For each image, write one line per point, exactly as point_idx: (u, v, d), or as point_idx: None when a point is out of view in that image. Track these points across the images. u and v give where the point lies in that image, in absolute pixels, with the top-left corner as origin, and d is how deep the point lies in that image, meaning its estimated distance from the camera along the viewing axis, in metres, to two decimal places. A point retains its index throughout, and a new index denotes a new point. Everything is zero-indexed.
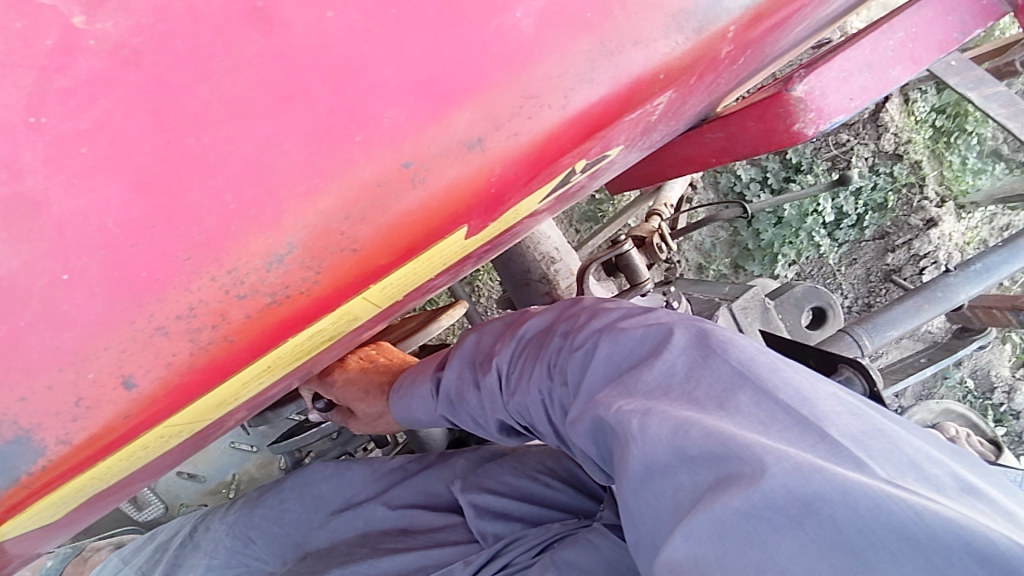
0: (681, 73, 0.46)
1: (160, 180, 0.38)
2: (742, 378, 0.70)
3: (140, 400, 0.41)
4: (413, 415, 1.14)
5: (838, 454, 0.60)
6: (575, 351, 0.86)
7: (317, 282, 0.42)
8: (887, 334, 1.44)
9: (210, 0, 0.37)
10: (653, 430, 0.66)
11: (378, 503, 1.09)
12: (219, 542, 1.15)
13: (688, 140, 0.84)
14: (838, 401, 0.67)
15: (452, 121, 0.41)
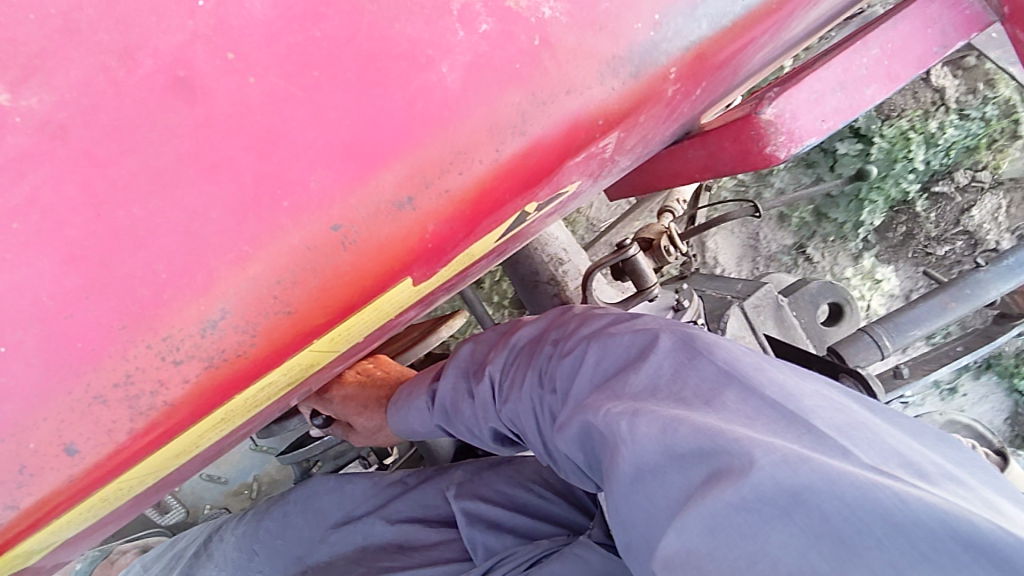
0: (622, 117, 0.45)
1: (92, 252, 0.39)
2: (728, 377, 0.69)
3: (84, 465, 0.42)
4: (411, 428, 1.15)
5: (822, 443, 0.59)
6: (565, 357, 0.86)
7: (253, 343, 0.43)
8: (911, 334, 1.38)
9: (132, 71, 0.36)
10: (642, 431, 0.64)
11: (378, 518, 1.10)
12: (228, 554, 1.19)
13: (672, 154, 0.82)
14: (823, 397, 0.67)
15: (378, 181, 0.41)
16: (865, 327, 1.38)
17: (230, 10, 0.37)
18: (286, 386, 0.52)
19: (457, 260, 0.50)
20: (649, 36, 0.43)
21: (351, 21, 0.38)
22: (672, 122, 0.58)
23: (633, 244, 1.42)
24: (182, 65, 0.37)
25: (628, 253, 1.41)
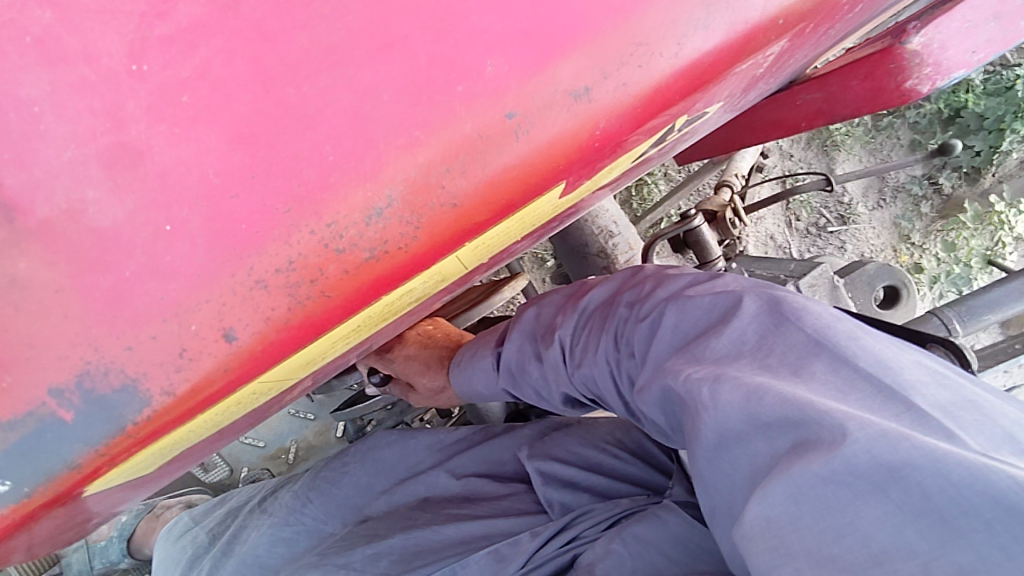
0: (799, 20, 0.44)
1: (260, 131, 0.38)
2: (819, 346, 0.60)
3: (240, 353, 0.41)
4: (474, 390, 1.11)
5: (924, 426, 0.51)
6: (640, 322, 0.79)
7: (415, 238, 0.41)
8: (984, 317, 1.33)
9: None
10: (725, 398, 0.57)
11: (442, 470, 1.09)
12: (286, 507, 1.17)
13: (775, 102, 0.78)
14: (926, 369, 0.58)
15: (556, 71, 0.39)
16: (935, 308, 1.34)
17: None
18: (420, 298, 0.51)
19: (602, 175, 0.49)
20: None
21: None
22: (813, 50, 0.55)
23: (698, 214, 1.39)
24: None
25: (692, 224, 1.38)
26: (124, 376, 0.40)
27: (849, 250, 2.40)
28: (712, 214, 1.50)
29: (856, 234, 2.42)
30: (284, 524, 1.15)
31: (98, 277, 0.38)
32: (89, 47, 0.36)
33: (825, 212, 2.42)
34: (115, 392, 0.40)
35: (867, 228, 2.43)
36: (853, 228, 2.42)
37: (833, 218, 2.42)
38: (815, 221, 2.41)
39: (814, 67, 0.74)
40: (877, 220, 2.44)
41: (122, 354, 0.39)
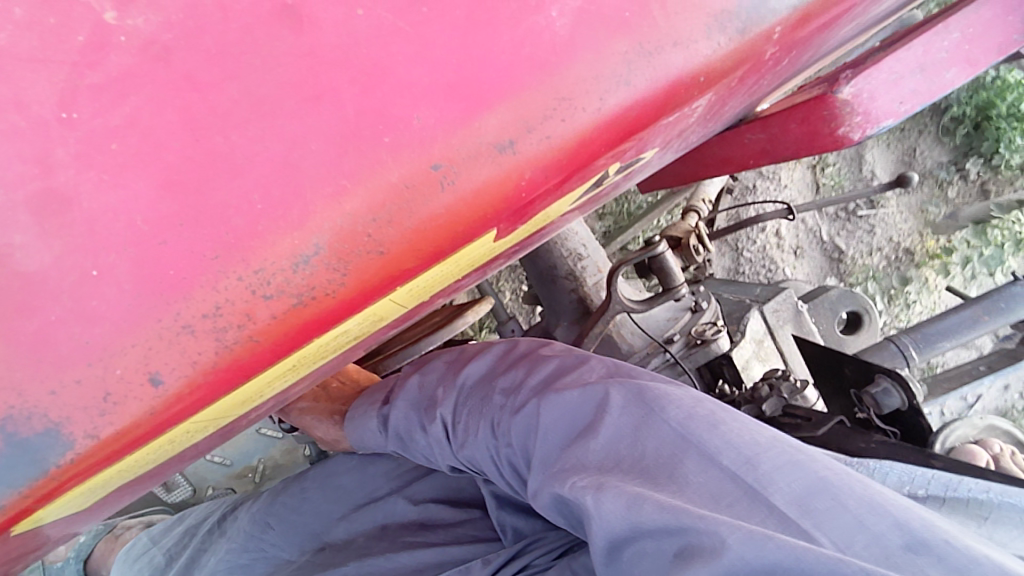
0: (722, 76, 0.45)
1: (189, 179, 0.39)
2: (685, 443, 0.67)
3: (167, 398, 0.41)
4: (366, 445, 1.10)
5: (784, 526, 0.57)
6: (517, 413, 0.82)
7: (343, 284, 0.42)
8: (938, 346, 1.37)
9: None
10: (608, 506, 0.62)
11: (400, 497, 1.07)
12: (242, 530, 1.19)
13: (724, 139, 0.80)
14: (779, 452, 0.64)
15: (481, 124, 0.40)
16: (892, 336, 1.37)
17: None
18: (355, 338, 0.52)
19: (536, 219, 0.50)
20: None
21: None
22: (748, 98, 0.57)
23: (663, 241, 1.42)
24: None
25: (656, 249, 1.40)
26: (47, 420, 0.40)
27: (878, 234, 2.32)
28: (677, 239, 1.54)
29: (887, 219, 2.33)
30: (241, 550, 1.17)
31: (21, 322, 0.38)
32: (21, 95, 0.36)
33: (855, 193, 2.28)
34: (38, 435, 0.40)
35: (897, 213, 2.34)
36: (882, 213, 2.32)
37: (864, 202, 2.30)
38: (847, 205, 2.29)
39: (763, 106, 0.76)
40: (905, 206, 2.35)
41: (46, 399, 0.39)
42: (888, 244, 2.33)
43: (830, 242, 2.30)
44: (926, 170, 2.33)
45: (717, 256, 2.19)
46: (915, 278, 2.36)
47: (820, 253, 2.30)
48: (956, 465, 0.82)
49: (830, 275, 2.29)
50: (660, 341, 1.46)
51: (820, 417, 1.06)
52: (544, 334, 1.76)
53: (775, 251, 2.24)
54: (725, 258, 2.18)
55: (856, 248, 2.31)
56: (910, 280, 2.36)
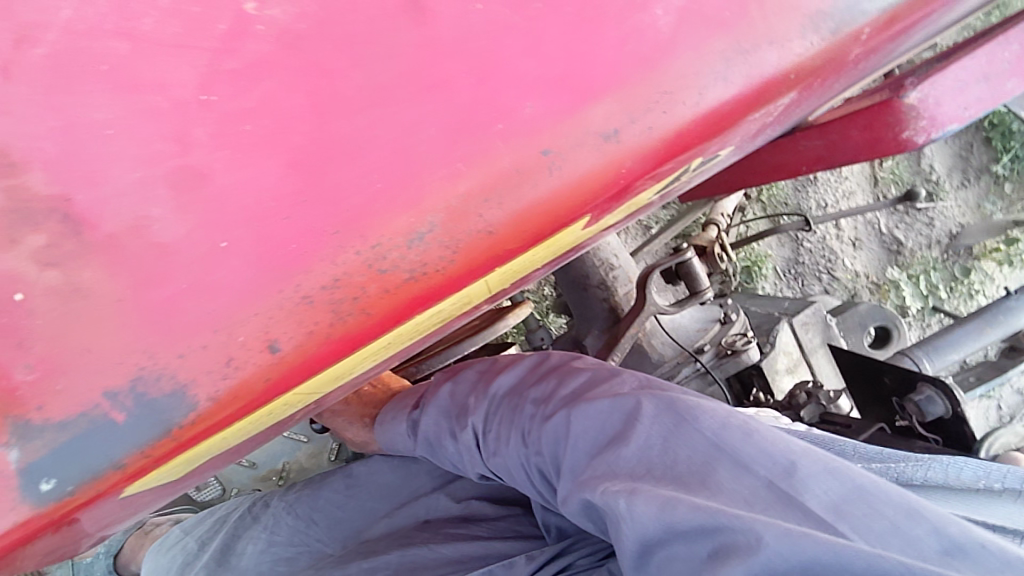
0: (810, 75, 0.47)
1: (313, 159, 0.41)
2: (719, 450, 0.68)
3: (280, 366, 0.44)
4: (396, 448, 1.10)
5: (822, 529, 0.58)
6: (547, 421, 0.83)
7: (452, 261, 0.44)
8: (949, 357, 1.39)
9: None
10: (640, 509, 0.64)
11: (443, 494, 1.09)
12: (281, 520, 1.17)
13: (778, 146, 0.82)
14: (814, 459, 0.65)
15: (589, 114, 0.43)
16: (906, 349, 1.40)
17: None
18: (442, 321, 0.54)
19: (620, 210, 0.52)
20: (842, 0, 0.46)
21: None
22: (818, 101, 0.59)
23: (690, 248, 1.44)
24: None
25: (684, 256, 1.43)
26: (175, 381, 0.43)
27: (936, 227, 2.43)
28: (702, 248, 1.57)
29: (943, 212, 2.44)
30: (286, 544, 1.15)
31: (159, 288, 0.42)
32: (163, 79, 0.40)
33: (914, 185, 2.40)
34: (165, 396, 0.43)
35: (952, 207, 2.45)
36: (938, 206, 2.44)
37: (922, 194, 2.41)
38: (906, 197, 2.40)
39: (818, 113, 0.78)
40: (963, 199, 2.46)
41: (174, 361, 0.42)
42: (945, 236, 2.44)
43: (888, 234, 2.41)
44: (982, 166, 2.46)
45: (778, 248, 2.31)
46: (977, 268, 2.44)
47: (879, 246, 2.40)
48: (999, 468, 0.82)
49: (890, 267, 2.39)
50: (691, 351, 1.48)
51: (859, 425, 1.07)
52: (574, 342, 1.78)
53: (834, 242, 2.35)
54: (785, 248, 2.30)
55: (916, 240, 2.42)
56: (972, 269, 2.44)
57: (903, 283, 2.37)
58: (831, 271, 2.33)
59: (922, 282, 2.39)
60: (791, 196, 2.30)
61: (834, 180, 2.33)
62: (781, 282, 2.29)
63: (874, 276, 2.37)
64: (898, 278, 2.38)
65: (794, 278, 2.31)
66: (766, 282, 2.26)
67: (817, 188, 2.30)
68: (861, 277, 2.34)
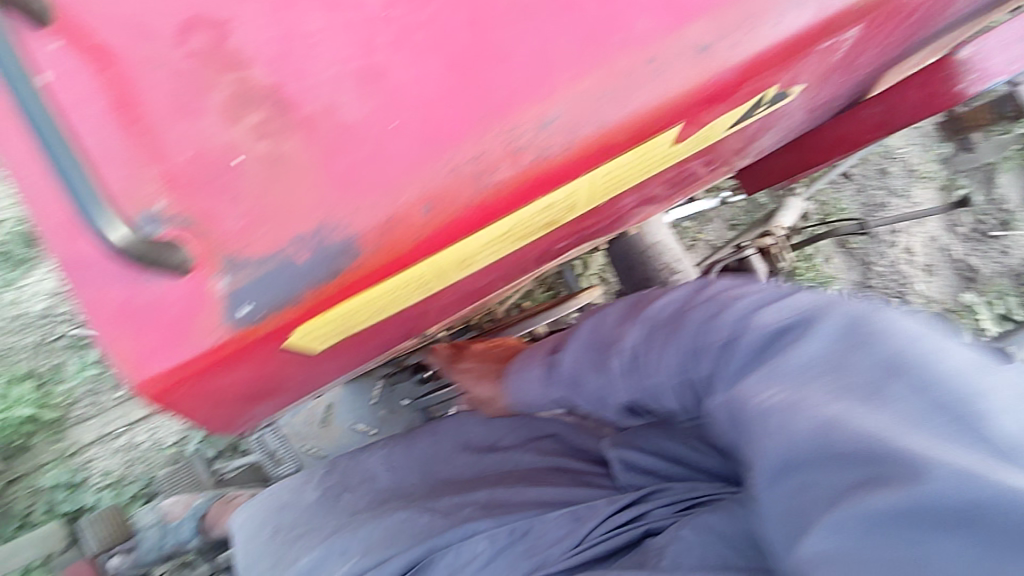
0: (872, 9, 0.56)
1: (468, 61, 0.53)
2: (900, 367, 0.69)
3: (428, 228, 0.54)
4: (527, 397, 1.09)
5: (997, 461, 0.60)
6: (716, 325, 0.84)
7: (570, 147, 0.54)
8: None
9: None
10: (799, 425, 0.67)
11: (527, 450, 1.20)
12: (372, 471, 1.23)
13: (840, 120, 0.91)
14: (1006, 392, 0.66)
15: (687, 31, 0.53)
16: None
17: None
18: (548, 224, 0.64)
19: (702, 132, 0.63)
20: None
21: None
22: (878, 55, 0.69)
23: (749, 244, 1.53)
24: None
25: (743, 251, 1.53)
26: (345, 232, 0.54)
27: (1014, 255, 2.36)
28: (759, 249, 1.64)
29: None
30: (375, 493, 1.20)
31: (341, 157, 0.53)
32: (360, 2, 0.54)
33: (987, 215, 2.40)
34: (337, 242, 0.54)
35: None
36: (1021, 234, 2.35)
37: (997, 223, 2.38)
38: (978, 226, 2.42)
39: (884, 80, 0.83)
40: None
41: (348, 215, 0.53)
42: None
43: (963, 261, 2.42)
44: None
45: (848, 271, 2.38)
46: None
47: (952, 272, 2.41)
48: None
49: (965, 292, 2.38)
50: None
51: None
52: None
53: (905, 266, 2.39)
54: (855, 271, 2.37)
55: (994, 267, 2.38)
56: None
57: (980, 308, 2.33)
58: (904, 294, 2.36)
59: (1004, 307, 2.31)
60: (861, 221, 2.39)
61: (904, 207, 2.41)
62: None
63: (950, 302, 2.37)
64: (976, 302, 2.34)
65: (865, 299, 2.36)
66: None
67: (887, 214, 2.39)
68: (935, 302, 2.35)
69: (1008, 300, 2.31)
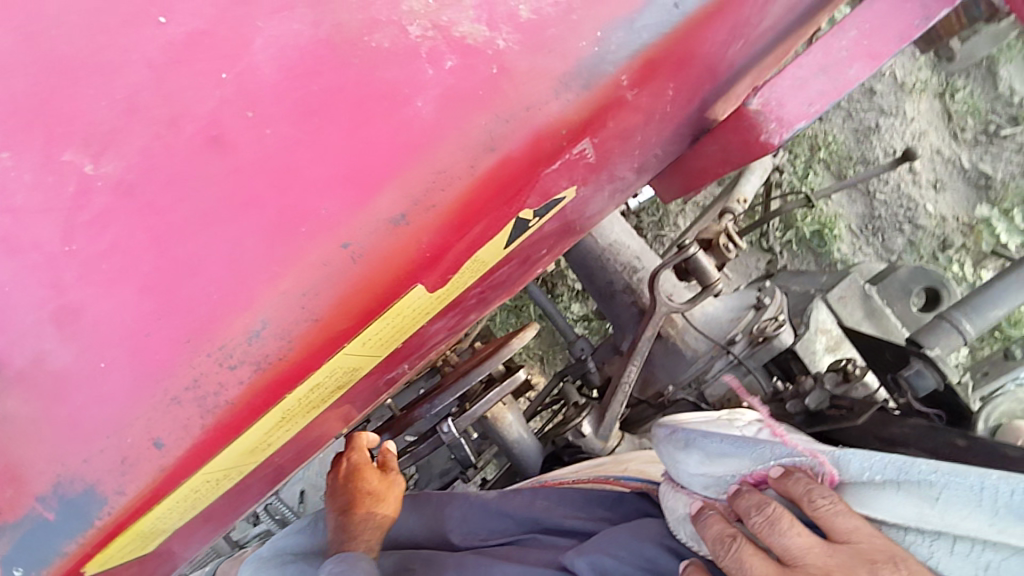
0: (587, 124, 0.52)
1: (160, 280, 0.47)
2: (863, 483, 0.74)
3: (171, 454, 0.51)
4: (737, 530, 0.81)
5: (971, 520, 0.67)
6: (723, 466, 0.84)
7: (289, 349, 0.51)
8: (990, 315, 1.25)
9: (176, 131, 0.45)
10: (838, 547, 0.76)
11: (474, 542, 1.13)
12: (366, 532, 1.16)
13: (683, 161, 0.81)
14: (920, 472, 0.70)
15: (375, 205, 0.49)
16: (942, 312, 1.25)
17: (248, 78, 0.45)
18: (335, 389, 0.61)
19: (468, 266, 0.57)
20: (593, 52, 0.50)
21: (339, 73, 0.46)
22: (661, 125, 0.62)
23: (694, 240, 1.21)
24: (214, 125, 0.46)
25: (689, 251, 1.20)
26: (85, 481, 0.50)
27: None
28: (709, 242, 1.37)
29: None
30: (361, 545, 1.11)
31: (60, 407, 0.49)
32: (32, 239, 0.45)
33: (992, 114, 1.98)
34: (79, 494, 0.51)
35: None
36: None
37: (1005, 120, 1.97)
38: (983, 128, 1.99)
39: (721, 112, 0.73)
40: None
41: (81, 466, 0.50)
42: None
43: (974, 168, 2.00)
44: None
45: (848, 205, 2.02)
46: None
47: (963, 183, 2.02)
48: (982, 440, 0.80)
49: (979, 204, 2.01)
50: (721, 343, 1.32)
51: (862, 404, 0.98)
52: (614, 350, 1.46)
53: (910, 188, 2.00)
54: (857, 205, 2.01)
55: (1008, 169, 1.99)
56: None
57: (996, 220, 2.00)
58: (912, 220, 2.01)
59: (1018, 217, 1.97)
60: (853, 149, 1.98)
61: (899, 123, 1.96)
62: (859, 242, 2.02)
63: (962, 218, 2.03)
64: (990, 216, 2.00)
65: (874, 232, 2.02)
66: (842, 243, 1.99)
67: (880, 136, 1.96)
68: (942, 225, 2.01)
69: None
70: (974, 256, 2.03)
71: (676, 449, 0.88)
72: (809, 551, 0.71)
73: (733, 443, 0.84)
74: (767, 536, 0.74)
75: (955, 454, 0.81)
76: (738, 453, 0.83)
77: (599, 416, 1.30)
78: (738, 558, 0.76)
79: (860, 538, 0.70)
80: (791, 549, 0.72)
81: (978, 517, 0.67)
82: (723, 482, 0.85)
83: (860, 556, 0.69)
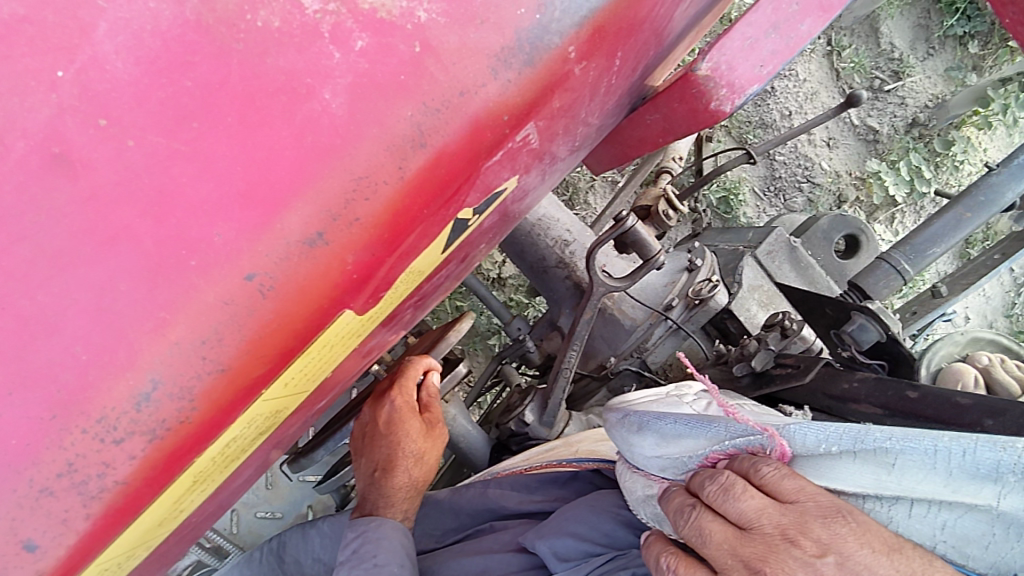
0: (530, 108, 0.45)
1: (5, 346, 0.36)
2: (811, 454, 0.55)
3: (48, 558, 0.40)
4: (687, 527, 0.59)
5: (934, 479, 0.50)
6: (676, 442, 0.64)
7: (194, 408, 0.42)
8: (930, 253, 1.19)
9: (2, 155, 0.34)
10: None
11: (429, 542, 1.01)
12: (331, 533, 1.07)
13: (615, 138, 0.75)
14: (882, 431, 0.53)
15: (283, 224, 0.40)
16: (882, 253, 1.18)
17: (92, 76, 0.34)
18: (257, 436, 0.52)
19: (402, 280, 0.49)
20: (536, 20, 0.42)
21: (218, 65, 0.36)
22: (603, 99, 0.55)
23: (631, 212, 1.06)
24: (54, 140, 0.34)
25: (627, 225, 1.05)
26: None
27: (911, 106, 2.02)
28: (647, 208, 1.32)
29: (915, 87, 2.02)
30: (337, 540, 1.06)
31: None
32: None
33: (876, 70, 2.01)
34: None
35: (923, 79, 2.02)
36: (909, 82, 2.01)
37: (887, 75, 2.01)
38: (869, 84, 2.00)
39: (657, 81, 0.68)
40: (931, 71, 2.03)
41: None
42: (921, 114, 2.02)
43: (862, 124, 2.04)
44: (948, 30, 2.01)
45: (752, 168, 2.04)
46: (958, 139, 2.03)
47: (855, 139, 2.05)
48: (932, 391, 0.77)
49: (871, 158, 2.05)
50: (659, 309, 1.23)
51: (808, 361, 0.96)
52: (551, 326, 1.41)
53: (806, 148, 2.02)
54: (759, 166, 2.03)
55: (892, 123, 2.03)
56: (953, 142, 2.02)
57: (885, 172, 2.02)
58: (811, 178, 2.03)
59: (905, 166, 2.02)
60: (752, 112, 1.98)
61: (793, 85, 1.97)
62: (763, 205, 2.03)
63: (855, 172, 2.05)
64: (880, 169, 2.03)
65: (775, 194, 2.05)
66: (748, 207, 2.01)
67: (777, 98, 1.96)
68: (840, 179, 2.04)
69: (911, 158, 2.02)
70: (868, 209, 2.07)
71: (631, 433, 0.70)
72: (764, 512, 0.52)
73: (689, 422, 0.64)
74: (719, 502, 0.54)
75: (906, 408, 0.78)
76: (695, 429, 0.63)
77: (543, 401, 1.20)
78: (696, 528, 0.55)
79: (812, 496, 0.52)
80: (746, 513, 0.53)
81: (935, 478, 0.50)
82: (681, 465, 0.64)
83: (816, 511, 0.51)
